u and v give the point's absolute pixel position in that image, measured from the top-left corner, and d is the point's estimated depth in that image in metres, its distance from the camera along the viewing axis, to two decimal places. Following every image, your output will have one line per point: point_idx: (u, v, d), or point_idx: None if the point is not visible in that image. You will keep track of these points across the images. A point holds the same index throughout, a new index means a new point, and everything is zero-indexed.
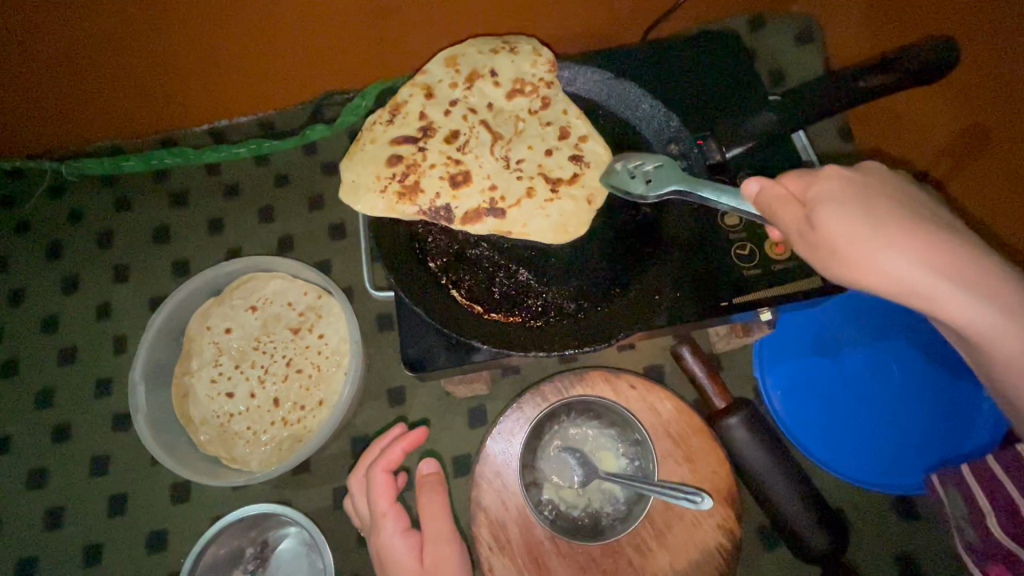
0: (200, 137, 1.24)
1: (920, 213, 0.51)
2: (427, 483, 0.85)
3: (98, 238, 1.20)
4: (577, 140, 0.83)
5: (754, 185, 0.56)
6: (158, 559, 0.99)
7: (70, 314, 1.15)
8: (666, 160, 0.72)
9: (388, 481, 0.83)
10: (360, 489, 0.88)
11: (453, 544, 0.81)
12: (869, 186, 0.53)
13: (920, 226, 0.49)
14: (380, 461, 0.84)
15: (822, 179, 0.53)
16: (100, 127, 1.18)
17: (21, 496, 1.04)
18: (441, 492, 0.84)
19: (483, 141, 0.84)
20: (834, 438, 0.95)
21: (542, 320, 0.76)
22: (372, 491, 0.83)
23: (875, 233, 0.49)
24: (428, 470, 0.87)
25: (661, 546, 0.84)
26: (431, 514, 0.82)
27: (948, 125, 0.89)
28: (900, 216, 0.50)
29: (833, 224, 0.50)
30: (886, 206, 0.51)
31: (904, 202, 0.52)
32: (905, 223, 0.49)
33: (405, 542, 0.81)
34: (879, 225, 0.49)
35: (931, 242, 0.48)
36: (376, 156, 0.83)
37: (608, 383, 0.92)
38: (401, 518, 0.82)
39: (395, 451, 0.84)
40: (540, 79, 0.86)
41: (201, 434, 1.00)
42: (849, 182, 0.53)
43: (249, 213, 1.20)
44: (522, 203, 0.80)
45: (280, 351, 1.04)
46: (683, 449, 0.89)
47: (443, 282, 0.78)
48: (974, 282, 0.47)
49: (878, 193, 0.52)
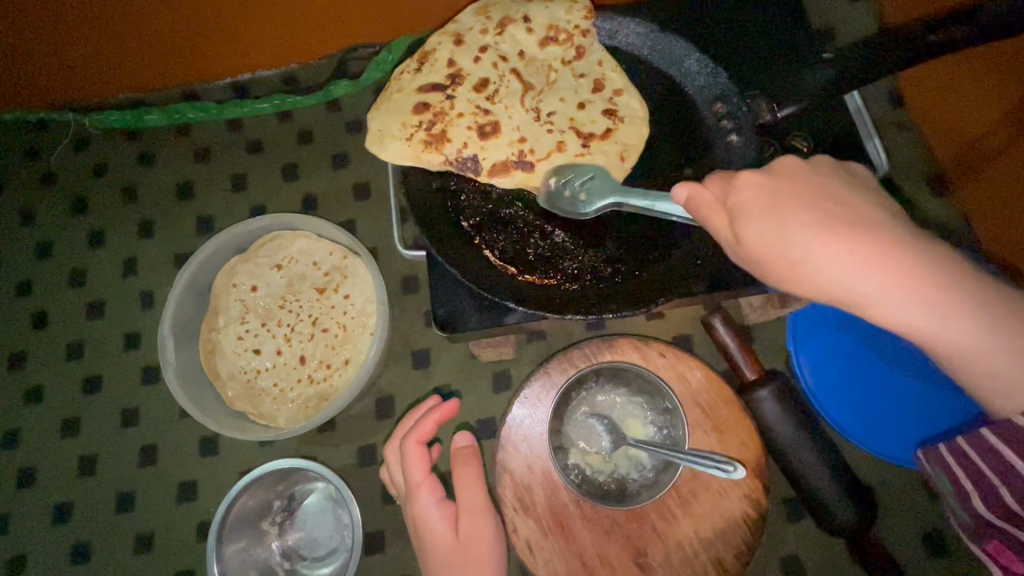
0: (223, 91, 1.21)
1: (843, 203, 0.52)
2: (462, 456, 0.83)
3: (123, 193, 1.19)
4: (612, 94, 0.80)
5: (681, 191, 0.56)
6: (188, 507, 1.01)
7: (98, 268, 1.16)
8: (597, 171, 0.75)
9: (421, 452, 0.83)
10: (395, 462, 0.88)
11: (488, 513, 0.79)
12: (789, 177, 0.54)
13: (847, 234, 0.49)
14: (415, 432, 0.84)
15: (740, 177, 0.54)
16: (123, 78, 1.16)
17: (56, 443, 1.07)
18: (473, 464, 0.82)
19: (514, 90, 0.80)
20: (873, 425, 0.92)
21: (578, 283, 0.74)
22: (407, 462, 0.83)
23: (798, 239, 0.50)
24: (464, 442, 0.85)
25: (686, 514, 0.84)
26: (467, 487, 0.80)
27: (1000, 96, 0.83)
28: (822, 211, 0.51)
29: (758, 233, 0.51)
30: (812, 205, 0.51)
31: (828, 199, 0.52)
32: (826, 220, 0.50)
33: (439, 513, 0.80)
34: (800, 233, 0.50)
35: (856, 237, 0.49)
36: (403, 105, 0.79)
37: (637, 351, 0.91)
38: (435, 489, 0.81)
39: (428, 422, 0.84)
40: (575, 27, 0.82)
41: (227, 389, 1.01)
42: (766, 176, 0.53)
43: (273, 169, 1.18)
44: (552, 157, 0.77)
45: (305, 311, 1.04)
46: (712, 420, 0.88)
47: (476, 242, 0.76)
48: (901, 291, 0.48)
49: (801, 196, 0.52)
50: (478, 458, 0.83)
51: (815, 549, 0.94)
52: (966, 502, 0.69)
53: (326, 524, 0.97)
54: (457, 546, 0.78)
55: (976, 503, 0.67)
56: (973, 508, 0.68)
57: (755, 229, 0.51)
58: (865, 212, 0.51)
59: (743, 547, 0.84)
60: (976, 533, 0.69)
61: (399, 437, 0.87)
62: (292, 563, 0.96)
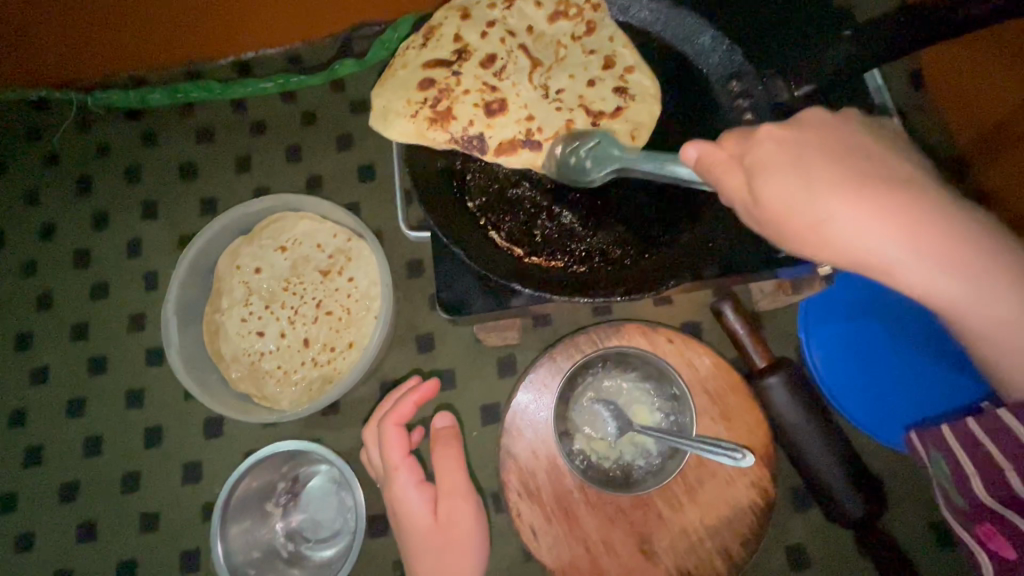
0: (226, 70, 1.20)
1: (871, 159, 0.48)
2: (441, 437, 0.82)
3: (126, 174, 1.18)
4: (623, 71, 0.78)
5: (691, 151, 0.52)
6: (193, 489, 1.02)
7: (102, 249, 1.15)
8: (603, 137, 0.72)
9: (400, 435, 0.81)
10: (374, 443, 0.87)
11: (467, 496, 0.79)
12: (807, 132, 0.50)
13: (878, 192, 0.45)
14: (392, 414, 0.83)
15: (753, 133, 0.51)
16: (125, 56, 1.14)
17: (61, 423, 1.07)
18: (452, 446, 0.81)
19: (521, 67, 0.78)
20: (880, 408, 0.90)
21: (585, 266, 0.72)
22: (385, 444, 0.82)
23: (824, 198, 0.46)
24: (443, 424, 0.84)
25: (692, 501, 0.83)
26: (447, 469, 0.80)
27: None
28: (843, 168, 0.47)
29: (775, 193, 0.48)
30: (834, 161, 0.48)
31: (855, 154, 0.48)
32: (855, 178, 0.46)
33: (418, 495, 0.80)
34: (826, 192, 0.46)
35: (881, 198, 0.45)
36: (407, 81, 0.78)
37: (644, 337, 0.89)
38: (414, 471, 0.80)
39: (407, 404, 0.83)
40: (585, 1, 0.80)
41: (232, 371, 1.01)
42: (782, 133, 0.50)
43: (277, 150, 1.17)
44: (561, 136, 0.75)
45: (309, 293, 1.03)
46: (720, 407, 0.86)
47: (482, 223, 0.74)
48: (933, 255, 0.45)
49: (826, 153, 0.48)
50: (458, 440, 0.82)
51: (822, 539, 0.93)
52: (963, 487, 0.61)
53: (330, 507, 0.97)
54: (436, 527, 0.78)
55: (976, 487, 0.59)
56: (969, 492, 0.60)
57: (772, 189, 0.48)
58: (890, 170, 0.47)
59: (750, 535, 0.83)
60: (967, 519, 0.62)
61: (377, 420, 0.86)
62: (296, 545, 0.96)
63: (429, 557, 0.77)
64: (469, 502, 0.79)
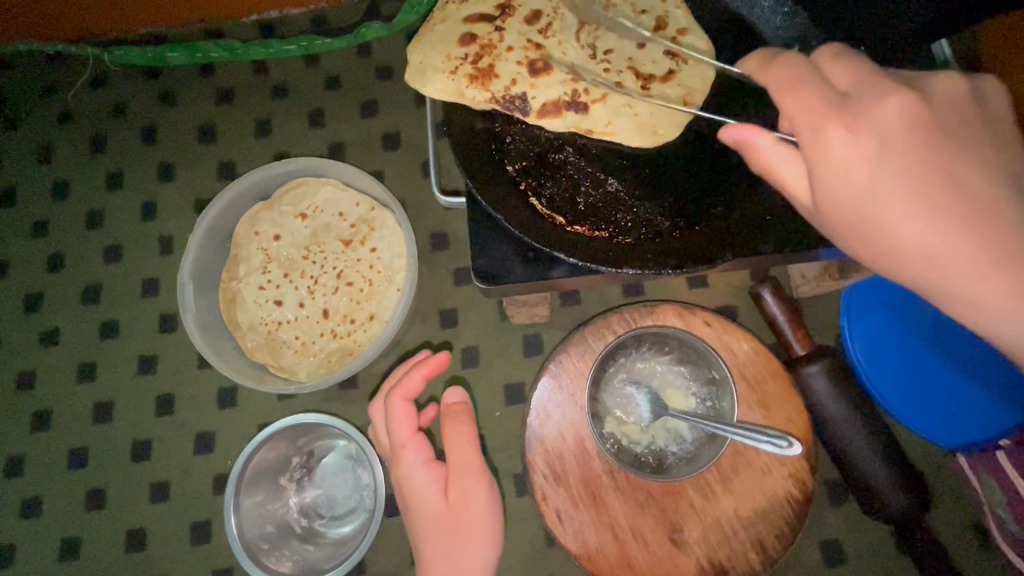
0: (248, 30, 1.15)
1: (971, 174, 0.40)
2: (453, 413, 0.77)
3: (143, 134, 1.14)
4: (675, 33, 0.74)
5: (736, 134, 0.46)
6: (205, 459, 0.99)
7: (117, 210, 1.11)
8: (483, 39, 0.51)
9: (408, 411, 0.75)
10: (380, 420, 0.81)
11: (481, 478, 0.72)
12: (897, 124, 0.41)
13: (955, 220, 0.39)
14: (399, 389, 0.76)
15: (826, 131, 0.42)
16: (144, 12, 1.10)
17: (71, 387, 1.04)
18: (465, 422, 0.76)
19: (568, 25, 0.73)
20: (933, 404, 0.87)
21: (631, 237, 0.68)
22: (391, 420, 0.76)
23: (890, 217, 0.41)
24: (455, 399, 0.78)
25: (727, 491, 0.80)
26: (456, 445, 0.73)
27: None
28: (931, 188, 0.40)
29: (838, 205, 0.43)
30: (927, 178, 0.40)
31: (947, 166, 0.40)
32: (938, 199, 0.39)
33: (426, 475, 0.73)
34: (892, 211, 0.41)
35: (970, 229, 0.39)
36: (446, 36, 0.73)
37: (680, 319, 0.85)
38: (423, 450, 0.74)
39: (416, 378, 0.76)
40: None
41: (248, 340, 0.97)
42: (864, 132, 0.41)
43: (298, 115, 1.12)
44: (609, 98, 0.71)
45: (330, 263, 0.99)
46: (758, 394, 0.82)
47: (522, 188, 0.70)
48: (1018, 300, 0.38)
49: (911, 159, 0.40)
50: (470, 416, 0.77)
51: (857, 534, 0.89)
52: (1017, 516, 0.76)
53: (345, 483, 0.94)
54: (446, 510, 0.71)
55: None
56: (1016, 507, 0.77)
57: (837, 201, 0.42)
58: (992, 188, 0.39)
59: (786, 528, 0.79)
60: None
61: (384, 395, 0.80)
62: (310, 520, 0.94)
63: (436, 543, 0.70)
64: (481, 483, 0.71)
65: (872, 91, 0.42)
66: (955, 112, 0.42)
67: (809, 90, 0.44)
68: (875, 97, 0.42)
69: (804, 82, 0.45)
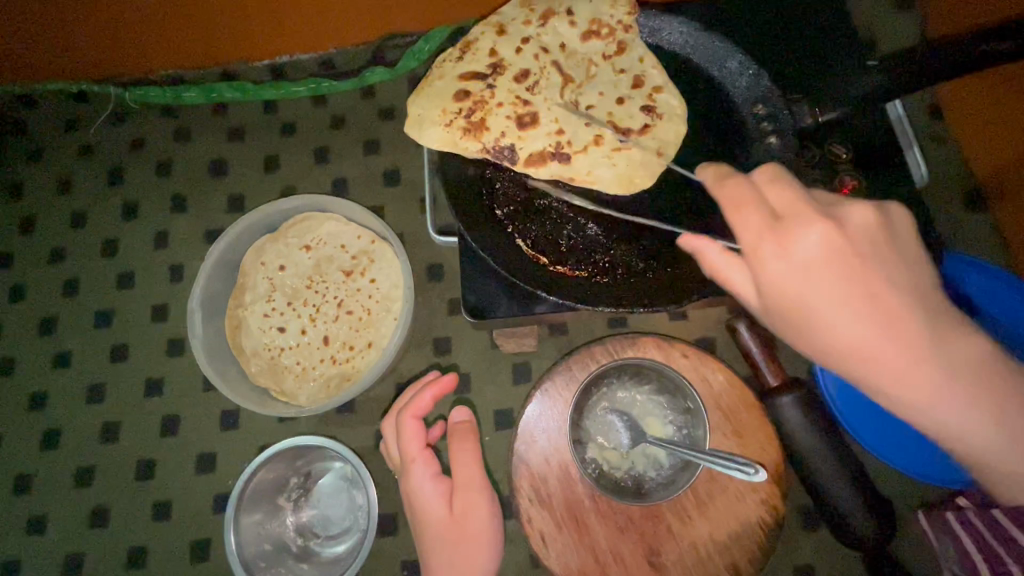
0: (261, 72, 1.23)
1: (879, 292, 0.49)
2: (458, 432, 0.82)
3: (158, 167, 1.21)
4: (652, 90, 0.80)
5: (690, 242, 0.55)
6: (206, 479, 1.03)
7: (130, 239, 1.18)
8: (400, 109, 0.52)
9: (417, 428, 0.81)
10: (392, 435, 0.87)
11: (483, 491, 0.78)
12: (821, 248, 0.49)
13: (867, 333, 0.48)
14: (410, 407, 0.82)
15: (766, 253, 0.50)
16: (164, 55, 1.18)
17: (80, 408, 1.09)
18: (470, 441, 0.81)
19: (554, 83, 0.81)
20: (906, 434, 0.90)
21: (608, 277, 0.74)
22: (402, 436, 0.81)
23: (817, 325, 0.50)
24: (460, 418, 0.84)
25: (702, 515, 0.84)
26: (462, 463, 0.79)
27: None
28: (848, 304, 0.49)
29: (775, 313, 0.52)
30: (846, 294, 0.49)
31: (860, 284, 0.49)
32: (853, 314, 0.49)
33: (433, 488, 0.79)
34: (818, 322, 0.49)
35: (877, 329, 0.49)
36: (443, 92, 0.80)
37: (659, 350, 0.91)
38: (431, 464, 0.80)
39: (425, 398, 0.82)
40: (618, 22, 0.82)
41: (252, 364, 1.02)
42: (795, 255, 0.49)
43: (305, 152, 1.19)
44: (589, 151, 0.78)
45: (332, 293, 1.05)
46: (733, 423, 0.87)
47: (509, 230, 0.76)
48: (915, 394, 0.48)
49: (830, 279, 0.49)
50: (475, 434, 0.82)
51: (829, 559, 0.93)
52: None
53: (340, 504, 0.98)
54: (451, 521, 0.77)
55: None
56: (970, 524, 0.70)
57: (775, 309, 0.51)
58: (893, 299, 0.49)
59: (758, 552, 0.83)
60: None
61: (396, 412, 0.86)
62: (305, 540, 0.97)
63: (442, 550, 0.76)
64: (484, 497, 0.78)
65: (799, 214, 0.50)
66: (875, 230, 0.50)
67: (746, 212, 0.51)
68: (809, 223, 0.49)
69: (745, 201, 0.52)
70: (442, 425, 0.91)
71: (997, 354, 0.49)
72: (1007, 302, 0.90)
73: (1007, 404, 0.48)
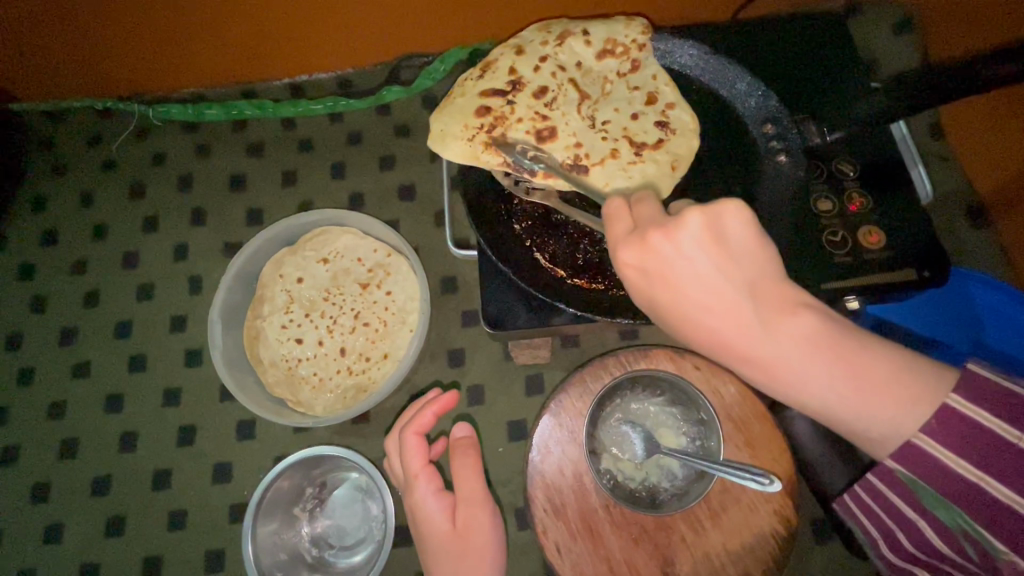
0: (280, 90, 1.27)
1: (725, 292, 0.50)
2: (459, 447, 0.82)
3: (178, 181, 1.24)
4: (664, 107, 0.84)
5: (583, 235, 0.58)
6: (222, 489, 1.04)
7: (150, 251, 1.20)
8: None
9: (420, 444, 0.81)
10: (394, 452, 0.87)
11: (486, 506, 0.78)
12: (664, 256, 0.50)
13: (713, 330, 0.51)
14: (413, 423, 0.82)
15: (619, 261, 0.53)
16: (187, 74, 1.22)
17: (98, 417, 1.10)
18: (472, 455, 0.81)
19: (571, 99, 0.84)
20: None
21: (625, 289, 0.76)
22: (404, 453, 0.82)
23: (672, 321, 0.53)
24: (461, 433, 0.84)
25: (716, 526, 0.85)
26: (464, 477, 0.79)
27: None
28: (694, 308, 0.51)
29: (643, 307, 0.55)
30: (690, 298, 0.50)
31: (702, 289, 0.50)
32: (701, 315, 0.51)
33: (437, 504, 0.79)
34: (672, 319, 0.53)
35: (723, 328, 0.50)
36: (464, 107, 0.83)
37: (671, 362, 0.92)
38: (433, 480, 0.80)
39: (428, 414, 0.82)
40: (632, 41, 0.86)
41: (269, 375, 1.04)
42: (643, 264, 0.51)
43: (322, 167, 1.22)
44: (605, 163, 0.81)
45: (349, 304, 1.07)
46: (745, 435, 0.88)
47: (527, 245, 0.79)
48: (765, 380, 0.51)
49: (673, 286, 0.50)
50: (476, 449, 0.82)
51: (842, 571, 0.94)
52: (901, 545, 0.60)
53: (354, 515, 0.98)
54: (453, 536, 0.77)
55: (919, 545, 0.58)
56: (919, 538, 0.57)
57: (640, 305, 0.55)
58: (723, 292, 0.50)
59: (771, 564, 0.84)
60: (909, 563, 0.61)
61: (399, 428, 0.86)
62: (320, 550, 0.98)
63: (446, 566, 0.75)
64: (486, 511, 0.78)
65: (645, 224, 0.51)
66: (719, 235, 0.49)
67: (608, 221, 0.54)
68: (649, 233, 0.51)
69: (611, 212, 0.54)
70: (446, 440, 0.90)
71: (840, 330, 0.49)
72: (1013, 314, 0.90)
73: (841, 372, 0.49)
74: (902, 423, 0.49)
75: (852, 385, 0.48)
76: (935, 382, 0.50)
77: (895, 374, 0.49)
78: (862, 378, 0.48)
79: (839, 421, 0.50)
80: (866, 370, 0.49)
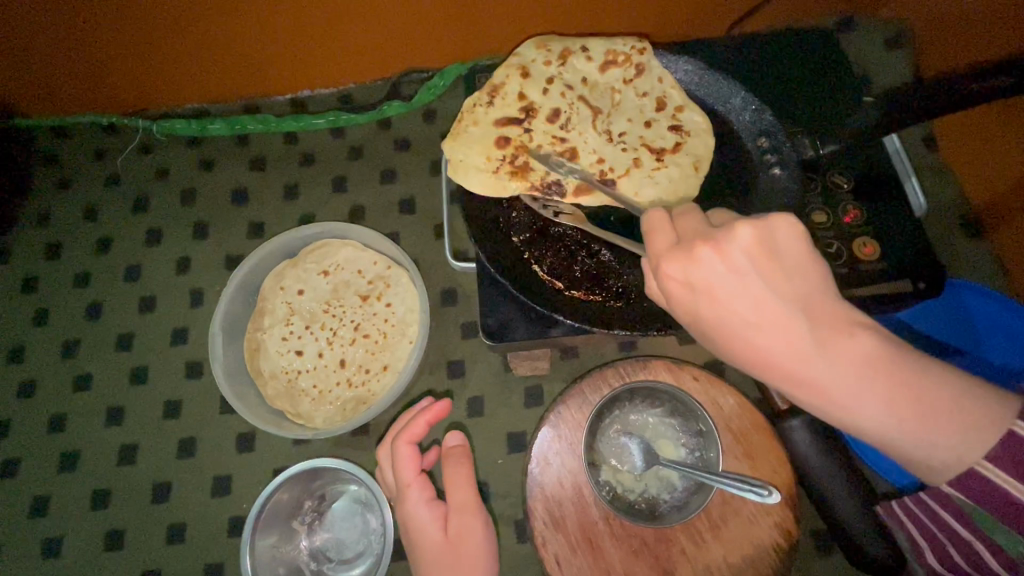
0: (283, 105, 1.29)
1: (777, 309, 0.48)
2: (452, 455, 0.82)
3: (182, 195, 1.26)
4: (674, 110, 0.85)
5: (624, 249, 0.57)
6: (221, 502, 1.04)
7: (153, 264, 1.21)
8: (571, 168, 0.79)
9: (412, 452, 0.81)
10: (386, 460, 0.87)
11: (477, 514, 0.79)
12: (715, 273, 0.49)
13: (763, 349, 0.49)
14: (405, 432, 0.82)
15: (667, 278, 0.51)
16: (192, 90, 1.24)
17: (98, 430, 1.10)
18: (465, 464, 0.81)
19: (584, 117, 0.85)
20: None
21: (622, 301, 0.77)
22: (397, 461, 0.82)
23: (719, 341, 0.52)
24: (454, 442, 0.84)
25: (717, 538, 0.84)
26: (457, 487, 0.79)
27: None
28: (745, 325, 0.49)
29: (687, 324, 0.54)
30: (742, 315, 0.49)
31: (753, 307, 0.48)
32: (751, 334, 0.49)
33: (428, 512, 0.79)
34: (720, 338, 0.51)
35: (776, 347, 0.48)
36: (481, 138, 0.85)
37: (670, 374, 0.93)
38: (425, 488, 0.80)
39: (420, 422, 0.82)
40: (633, 49, 0.87)
41: (269, 388, 1.04)
42: (691, 280, 0.50)
43: (324, 181, 1.24)
44: (631, 173, 0.84)
45: (349, 316, 1.08)
46: (744, 446, 0.88)
47: (525, 256, 0.80)
48: (815, 401, 0.49)
49: (723, 303, 0.49)
50: (468, 458, 0.82)
51: None
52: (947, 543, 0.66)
53: (353, 528, 0.98)
54: (445, 544, 0.76)
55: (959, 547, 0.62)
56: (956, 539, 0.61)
57: (685, 323, 0.53)
58: (777, 310, 0.48)
59: None
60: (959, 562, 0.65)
61: (391, 437, 0.86)
62: (319, 564, 0.98)
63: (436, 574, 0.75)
64: (478, 517, 0.78)
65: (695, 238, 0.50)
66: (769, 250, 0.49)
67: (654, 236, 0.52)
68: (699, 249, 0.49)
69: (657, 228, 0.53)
70: (436, 450, 0.90)
71: (891, 349, 0.48)
72: (1007, 322, 0.91)
73: (895, 393, 0.47)
74: (948, 442, 0.49)
75: (905, 404, 0.47)
76: (980, 404, 0.50)
77: (945, 394, 0.48)
78: (920, 399, 0.48)
79: (893, 444, 0.49)
80: (919, 391, 0.48)
